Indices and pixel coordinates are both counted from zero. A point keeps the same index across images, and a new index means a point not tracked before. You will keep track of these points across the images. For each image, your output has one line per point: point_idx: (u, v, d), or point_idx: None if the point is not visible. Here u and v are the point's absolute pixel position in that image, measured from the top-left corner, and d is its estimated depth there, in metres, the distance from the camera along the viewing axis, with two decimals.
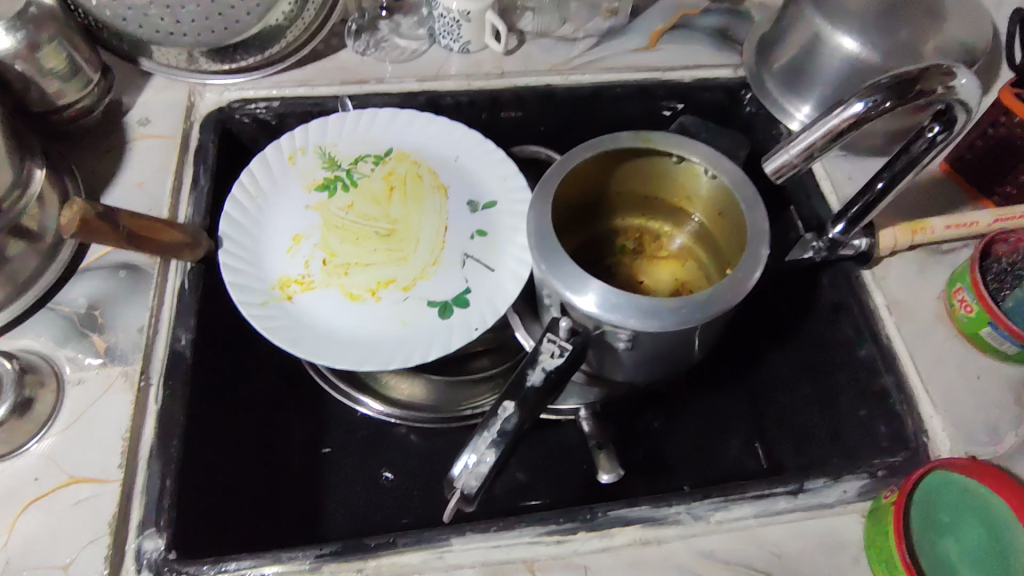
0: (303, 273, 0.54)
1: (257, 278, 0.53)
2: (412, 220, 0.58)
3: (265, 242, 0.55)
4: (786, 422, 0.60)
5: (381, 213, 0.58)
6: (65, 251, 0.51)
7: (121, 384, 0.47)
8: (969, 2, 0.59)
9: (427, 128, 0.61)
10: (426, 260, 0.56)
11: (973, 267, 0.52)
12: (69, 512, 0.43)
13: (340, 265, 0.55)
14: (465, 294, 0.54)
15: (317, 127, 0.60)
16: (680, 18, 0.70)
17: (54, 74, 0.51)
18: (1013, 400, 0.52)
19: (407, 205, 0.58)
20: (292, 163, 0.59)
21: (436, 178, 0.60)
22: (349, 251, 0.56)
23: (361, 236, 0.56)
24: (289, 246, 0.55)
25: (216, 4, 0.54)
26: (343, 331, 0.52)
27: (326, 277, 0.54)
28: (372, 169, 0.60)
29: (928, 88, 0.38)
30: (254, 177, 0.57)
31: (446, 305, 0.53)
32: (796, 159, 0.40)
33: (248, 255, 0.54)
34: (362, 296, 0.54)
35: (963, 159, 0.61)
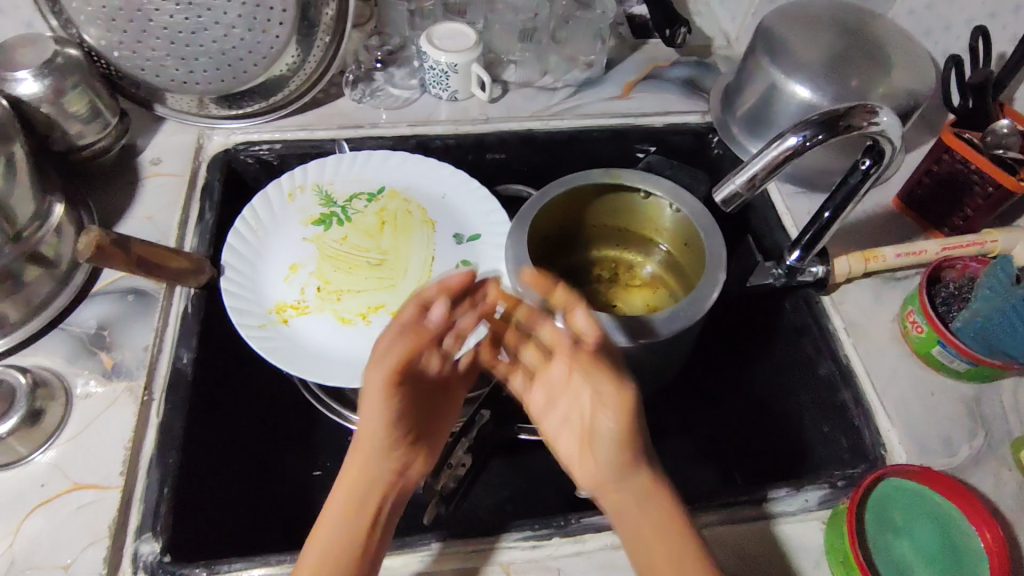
0: (298, 299, 0.58)
1: (255, 302, 0.57)
2: (402, 251, 0.62)
3: (263, 270, 0.59)
4: (760, 446, 0.63)
5: (373, 245, 0.62)
6: (79, 276, 0.55)
7: (125, 398, 0.51)
8: (913, 53, 0.65)
9: (417, 168, 0.66)
10: (415, 287, 0.60)
11: (921, 291, 0.56)
12: (73, 516, 0.46)
13: (333, 292, 0.59)
14: None
15: (316, 167, 0.65)
16: (652, 70, 0.76)
17: (76, 118, 0.56)
18: (966, 416, 0.55)
19: (397, 237, 0.63)
20: (291, 200, 0.63)
21: (425, 214, 0.64)
22: (342, 279, 0.60)
23: (354, 265, 0.61)
24: (286, 274, 0.59)
25: (225, 56, 0.60)
26: (334, 352, 0.55)
27: (320, 302, 0.58)
28: (365, 206, 0.64)
29: (854, 125, 0.43)
30: (256, 211, 0.62)
31: None
32: (741, 188, 0.44)
33: (248, 282, 0.58)
34: (353, 320, 0.57)
35: (913, 195, 0.65)
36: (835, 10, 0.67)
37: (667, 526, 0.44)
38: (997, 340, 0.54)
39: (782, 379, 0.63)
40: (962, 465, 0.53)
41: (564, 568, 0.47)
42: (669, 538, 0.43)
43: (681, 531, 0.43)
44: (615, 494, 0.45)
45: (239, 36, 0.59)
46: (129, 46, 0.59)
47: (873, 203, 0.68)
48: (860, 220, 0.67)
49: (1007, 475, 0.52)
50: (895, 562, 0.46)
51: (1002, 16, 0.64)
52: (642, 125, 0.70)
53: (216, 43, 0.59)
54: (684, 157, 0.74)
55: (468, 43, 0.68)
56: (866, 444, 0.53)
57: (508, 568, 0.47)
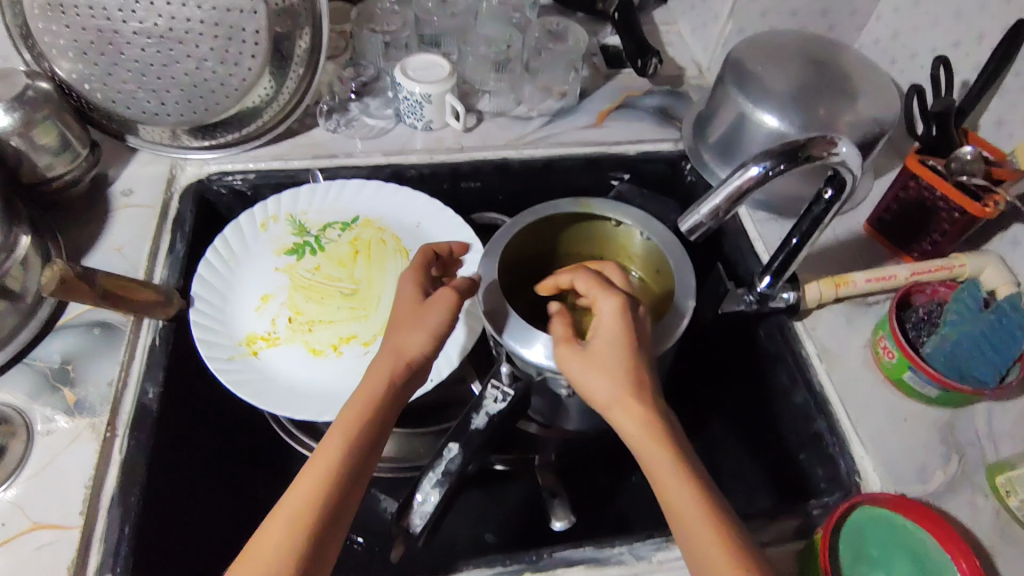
0: (269, 330, 0.57)
1: (225, 334, 0.56)
2: (375, 280, 0.62)
3: (234, 301, 0.58)
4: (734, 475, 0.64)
5: (346, 275, 0.62)
6: (44, 309, 0.54)
7: (87, 434, 0.49)
8: (879, 81, 0.66)
9: (391, 198, 0.66)
10: (387, 316, 0.59)
11: (891, 317, 0.57)
12: (30, 557, 0.44)
13: (304, 323, 0.58)
14: None
15: (290, 197, 0.65)
16: (625, 99, 0.77)
17: (45, 149, 0.56)
18: (939, 441, 0.55)
19: (371, 267, 0.63)
20: (264, 230, 0.63)
21: (399, 243, 0.64)
22: (314, 310, 0.59)
23: (326, 295, 0.60)
24: (257, 305, 0.59)
25: (197, 87, 0.59)
26: (303, 384, 0.55)
27: (291, 333, 0.57)
28: (339, 235, 0.64)
29: (814, 155, 0.44)
30: (227, 242, 0.61)
31: None
32: (706, 219, 0.44)
33: (218, 313, 0.57)
34: (325, 351, 0.57)
35: (882, 221, 0.66)
36: (803, 41, 0.68)
37: (699, 528, 0.38)
38: (967, 364, 0.54)
39: (756, 407, 0.64)
40: (937, 492, 0.52)
41: None
42: (700, 530, 0.38)
43: (710, 513, 0.38)
44: (665, 490, 0.39)
45: (211, 68, 0.58)
46: (100, 78, 0.58)
47: (844, 229, 0.69)
48: (831, 246, 0.68)
49: (982, 501, 0.52)
50: None
51: (965, 45, 0.66)
52: (616, 154, 0.71)
53: (188, 76, 0.58)
54: (659, 185, 0.75)
55: (442, 74, 0.68)
56: (841, 471, 0.53)
57: None
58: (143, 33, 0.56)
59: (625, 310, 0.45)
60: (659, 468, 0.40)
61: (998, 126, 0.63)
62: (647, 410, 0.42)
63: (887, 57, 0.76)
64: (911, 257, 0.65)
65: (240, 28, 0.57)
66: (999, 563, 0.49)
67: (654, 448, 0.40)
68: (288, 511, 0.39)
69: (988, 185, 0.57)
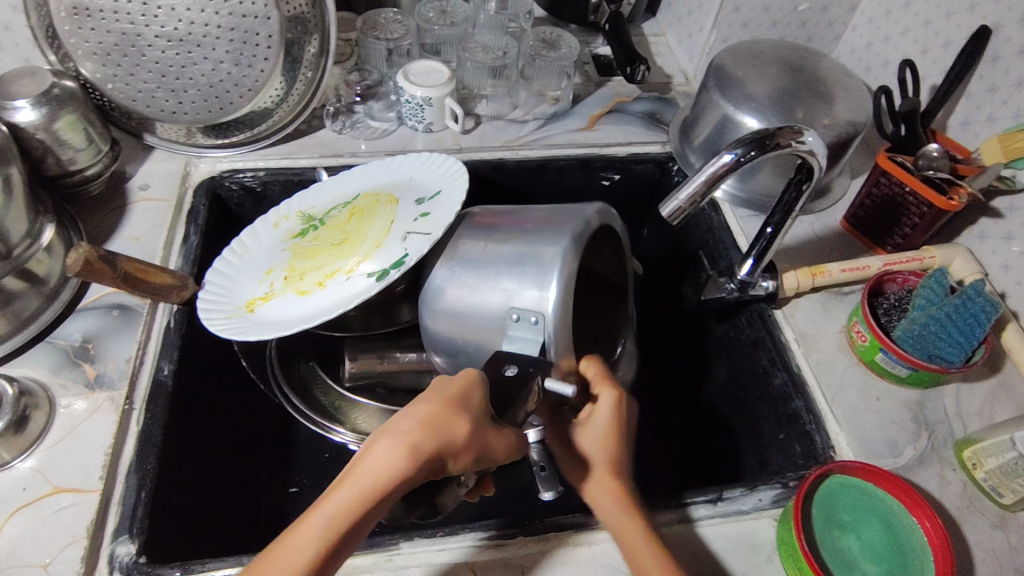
0: (266, 290, 0.58)
1: (227, 301, 0.58)
2: (364, 226, 0.59)
3: (240, 280, 0.60)
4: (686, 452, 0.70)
5: (338, 231, 0.60)
6: (66, 292, 0.58)
7: (107, 407, 0.53)
8: (852, 86, 0.70)
9: (395, 169, 0.67)
10: (371, 247, 0.57)
11: (863, 302, 0.60)
12: (52, 518, 0.47)
13: (297, 275, 0.58)
14: (403, 259, 0.54)
15: (300, 197, 0.67)
16: (615, 104, 0.81)
17: (69, 144, 0.60)
18: (909, 419, 0.58)
19: (362, 219, 0.60)
20: (276, 227, 0.65)
21: (391, 196, 0.62)
22: (307, 264, 0.58)
23: (318, 251, 0.59)
24: (259, 276, 0.59)
25: (213, 88, 0.63)
26: (287, 318, 0.54)
27: (285, 287, 0.57)
28: (340, 211, 0.63)
29: (782, 143, 0.48)
30: (243, 242, 0.64)
31: (384, 272, 0.54)
32: (684, 204, 0.48)
33: (225, 290, 0.59)
34: (312, 289, 0.56)
35: (857, 217, 0.70)
36: (781, 49, 0.73)
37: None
38: (933, 345, 0.57)
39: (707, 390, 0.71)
40: (908, 465, 0.56)
41: (528, 565, 0.49)
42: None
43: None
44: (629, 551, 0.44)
45: (226, 70, 0.62)
46: (122, 79, 0.62)
47: (822, 224, 0.73)
48: (808, 240, 0.71)
49: (950, 474, 0.55)
50: (842, 557, 0.48)
51: (933, 51, 0.70)
52: (606, 155, 0.75)
53: (205, 77, 0.62)
54: (648, 186, 0.79)
55: (442, 79, 0.72)
56: (817, 446, 0.56)
57: (473, 566, 0.48)
58: (163, 37, 0.60)
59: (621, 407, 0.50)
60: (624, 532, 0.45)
61: (964, 127, 0.67)
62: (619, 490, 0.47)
63: (863, 64, 0.80)
64: (884, 250, 0.69)
65: (254, 33, 0.61)
66: (964, 529, 0.52)
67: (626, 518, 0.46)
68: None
69: (952, 179, 0.62)
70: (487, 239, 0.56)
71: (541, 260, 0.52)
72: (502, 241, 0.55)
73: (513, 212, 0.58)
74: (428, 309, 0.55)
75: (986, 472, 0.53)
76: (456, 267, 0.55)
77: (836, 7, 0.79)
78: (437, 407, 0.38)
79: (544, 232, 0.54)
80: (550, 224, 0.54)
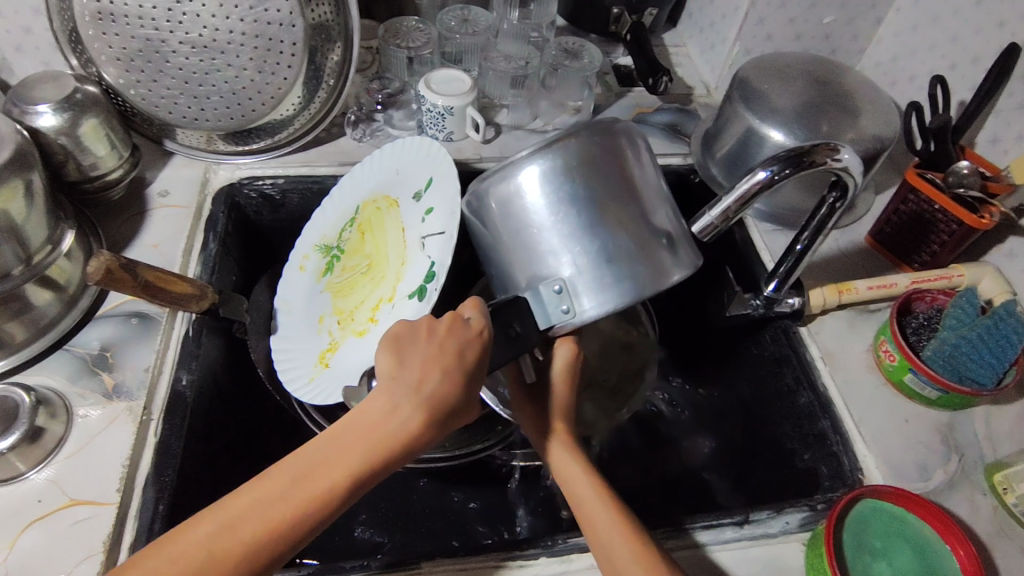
0: (331, 340, 0.59)
1: (303, 364, 0.59)
2: (382, 244, 0.59)
3: (302, 336, 0.61)
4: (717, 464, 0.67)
5: (360, 256, 0.61)
6: (86, 299, 0.57)
7: (125, 417, 0.52)
8: (879, 101, 0.69)
9: (387, 158, 0.64)
10: (398, 266, 0.56)
11: (891, 321, 0.59)
12: (68, 531, 0.46)
13: (348, 316, 0.59)
14: (432, 269, 0.51)
15: (316, 223, 0.67)
16: (636, 115, 0.80)
17: (90, 150, 0.59)
18: (939, 441, 0.57)
19: (375, 235, 0.60)
20: (303, 270, 0.66)
21: (389, 199, 0.61)
22: (350, 303, 0.59)
23: (353, 284, 0.60)
24: (317, 327, 0.61)
25: (236, 95, 0.63)
26: (356, 365, 0.54)
27: (344, 331, 0.58)
28: (349, 232, 0.63)
29: (817, 160, 0.47)
30: (283, 296, 0.65)
31: (421, 289, 0.51)
32: (716, 221, 0.47)
33: (293, 354, 0.61)
34: (368, 326, 0.56)
35: (883, 233, 0.69)
36: (806, 62, 0.72)
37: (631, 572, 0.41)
38: (963, 366, 0.56)
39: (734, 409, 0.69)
40: (938, 489, 0.55)
41: None
42: None
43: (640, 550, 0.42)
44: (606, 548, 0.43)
45: (250, 77, 0.62)
46: (145, 84, 0.62)
47: (846, 240, 0.72)
48: (833, 256, 0.70)
49: (980, 499, 0.54)
50: None
51: (961, 67, 0.69)
52: None
53: (227, 83, 0.62)
54: (670, 198, 0.78)
55: (463, 88, 0.71)
56: (845, 468, 0.55)
57: None
58: (188, 43, 0.59)
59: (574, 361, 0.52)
60: (593, 510, 0.45)
61: (993, 144, 0.66)
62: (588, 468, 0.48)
63: (887, 78, 0.79)
64: (911, 267, 0.68)
65: (278, 40, 0.60)
66: (996, 556, 0.51)
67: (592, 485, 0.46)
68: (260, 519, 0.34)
69: (983, 198, 0.60)
70: (609, 202, 0.44)
71: (621, 283, 0.44)
72: (623, 222, 0.44)
73: (655, 194, 0.46)
74: (509, 182, 0.45)
75: (1016, 498, 0.52)
76: (565, 194, 0.44)
77: (862, 21, 0.78)
78: (457, 356, 0.41)
79: (648, 249, 0.44)
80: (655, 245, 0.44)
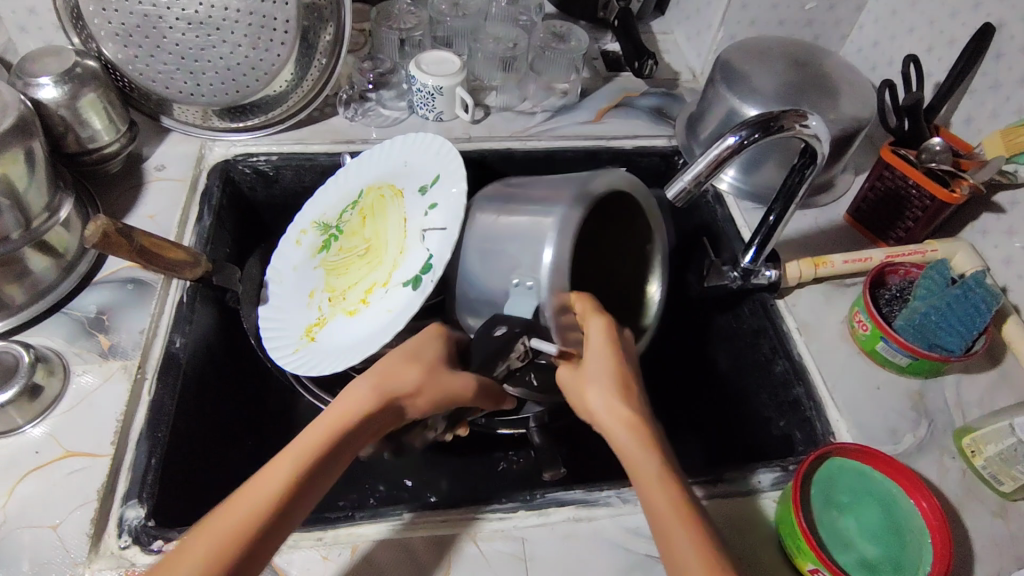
0: (319, 315, 0.60)
1: (288, 334, 0.61)
2: (381, 231, 0.61)
3: (289, 307, 0.63)
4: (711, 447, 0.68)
5: (358, 238, 0.63)
6: (83, 265, 0.59)
7: (120, 375, 0.54)
8: (856, 82, 0.71)
9: (393, 151, 0.66)
10: (396, 253, 0.58)
11: (865, 292, 0.61)
12: (63, 480, 0.48)
13: (340, 295, 0.60)
14: (430, 261, 0.54)
15: (311, 206, 0.69)
16: (623, 98, 0.83)
17: (89, 122, 0.61)
18: (910, 407, 0.59)
19: (376, 221, 0.62)
20: (299, 244, 0.67)
21: (393, 187, 0.63)
22: (343, 283, 0.61)
23: (349, 265, 0.62)
24: (306, 301, 0.62)
25: (231, 71, 0.65)
26: (343, 343, 0.56)
27: (333, 309, 0.60)
28: (351, 214, 0.65)
29: (786, 126, 0.49)
30: (276, 267, 0.67)
31: (416, 278, 0.54)
32: (688, 185, 0.49)
33: (279, 323, 0.62)
34: (358, 307, 0.57)
35: (861, 211, 0.71)
36: (787, 46, 0.74)
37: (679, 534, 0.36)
38: (934, 334, 0.58)
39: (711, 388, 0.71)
40: (907, 452, 0.56)
41: (528, 536, 0.49)
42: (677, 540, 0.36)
43: (691, 521, 0.37)
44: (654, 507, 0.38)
45: (244, 54, 0.64)
46: (142, 60, 0.64)
47: (825, 218, 0.74)
48: (813, 233, 0.72)
49: (949, 462, 0.56)
50: (840, 536, 0.49)
51: (937, 50, 0.71)
52: (613, 147, 0.77)
53: (223, 59, 0.64)
54: (655, 179, 0.80)
55: (452, 68, 0.73)
56: (817, 432, 0.57)
57: (475, 537, 0.49)
58: (184, 20, 0.61)
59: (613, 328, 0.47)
60: (635, 461, 0.40)
61: (967, 123, 0.68)
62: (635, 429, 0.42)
63: (868, 63, 0.81)
64: (887, 243, 0.70)
65: (272, 18, 0.62)
66: (962, 515, 0.53)
67: (641, 456, 0.40)
68: (213, 534, 0.35)
69: (954, 171, 0.62)
70: (501, 212, 0.54)
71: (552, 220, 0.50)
72: (514, 211, 0.53)
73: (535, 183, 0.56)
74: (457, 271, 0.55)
75: (985, 460, 0.54)
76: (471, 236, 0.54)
77: (843, 7, 0.80)
78: (391, 361, 0.46)
79: (549, 198, 0.52)
80: (562, 190, 0.52)
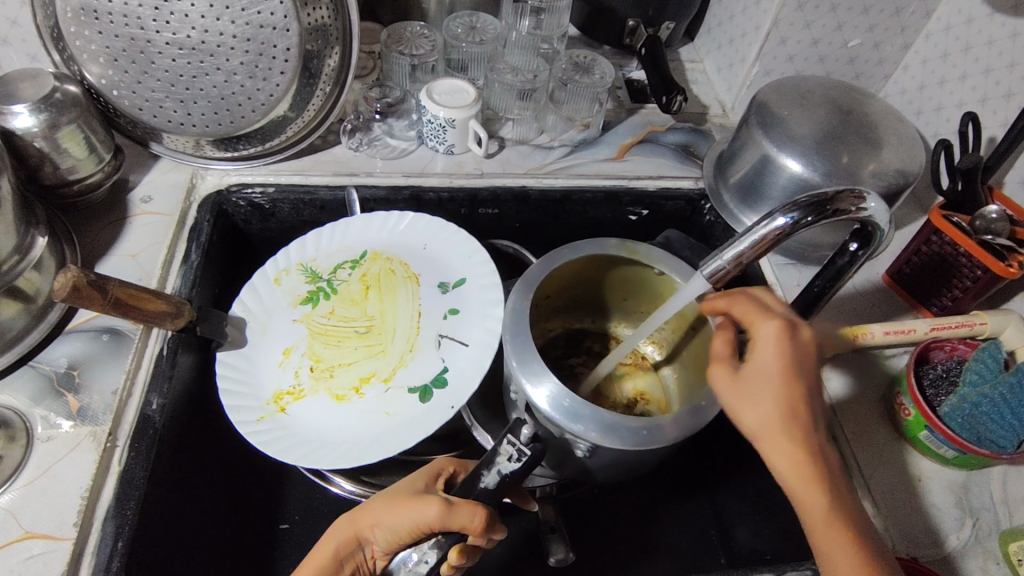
0: (293, 384, 0.55)
1: (251, 395, 0.55)
2: (388, 313, 0.60)
3: (258, 359, 0.57)
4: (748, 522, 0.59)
5: (358, 312, 0.60)
6: (54, 313, 0.54)
7: (88, 444, 0.49)
8: (903, 131, 0.65)
9: (400, 226, 0.65)
10: (404, 348, 0.57)
11: (909, 373, 0.55)
12: (20, 567, 0.43)
13: (326, 370, 0.56)
14: (443, 374, 0.55)
15: (297, 247, 0.63)
16: (647, 134, 0.77)
17: (68, 152, 0.56)
18: (953, 503, 0.54)
19: (382, 300, 0.60)
20: (276, 284, 0.61)
21: (406, 268, 0.62)
22: (332, 354, 0.57)
23: (341, 337, 0.58)
24: (279, 359, 0.57)
25: (224, 101, 0.59)
26: (333, 435, 0.52)
27: (315, 383, 0.55)
28: (349, 275, 0.62)
29: (841, 209, 0.42)
30: (246, 305, 0.59)
31: (426, 389, 0.54)
32: (728, 264, 0.44)
33: (243, 376, 0.55)
34: (348, 395, 0.55)
35: (902, 273, 0.66)
36: (829, 87, 0.68)
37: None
38: (983, 427, 0.51)
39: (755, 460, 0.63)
40: (948, 556, 0.51)
41: None
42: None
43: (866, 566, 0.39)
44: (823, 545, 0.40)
45: (239, 83, 0.58)
46: (128, 86, 0.58)
47: (863, 278, 0.69)
48: (850, 295, 0.67)
49: (994, 569, 0.51)
50: None
51: (993, 101, 0.66)
52: (635, 189, 0.71)
53: (216, 88, 0.58)
54: (679, 222, 0.75)
55: (467, 99, 0.68)
56: None
57: None
58: (175, 45, 0.56)
59: (788, 337, 0.43)
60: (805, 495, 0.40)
61: None
62: (828, 503, 0.40)
63: (912, 107, 0.76)
64: (930, 311, 0.64)
65: (270, 45, 0.57)
66: None
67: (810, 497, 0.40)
68: None
69: (1012, 245, 0.57)
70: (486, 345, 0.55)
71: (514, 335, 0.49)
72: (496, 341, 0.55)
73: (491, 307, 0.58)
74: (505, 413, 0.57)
75: None
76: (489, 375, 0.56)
77: (888, 46, 0.74)
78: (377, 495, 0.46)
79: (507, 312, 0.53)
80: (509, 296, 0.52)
